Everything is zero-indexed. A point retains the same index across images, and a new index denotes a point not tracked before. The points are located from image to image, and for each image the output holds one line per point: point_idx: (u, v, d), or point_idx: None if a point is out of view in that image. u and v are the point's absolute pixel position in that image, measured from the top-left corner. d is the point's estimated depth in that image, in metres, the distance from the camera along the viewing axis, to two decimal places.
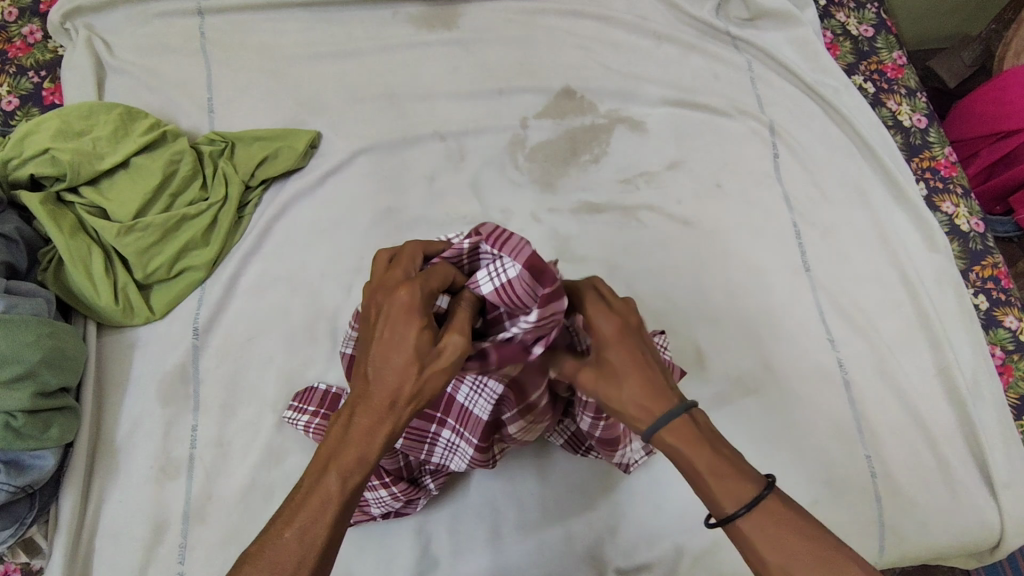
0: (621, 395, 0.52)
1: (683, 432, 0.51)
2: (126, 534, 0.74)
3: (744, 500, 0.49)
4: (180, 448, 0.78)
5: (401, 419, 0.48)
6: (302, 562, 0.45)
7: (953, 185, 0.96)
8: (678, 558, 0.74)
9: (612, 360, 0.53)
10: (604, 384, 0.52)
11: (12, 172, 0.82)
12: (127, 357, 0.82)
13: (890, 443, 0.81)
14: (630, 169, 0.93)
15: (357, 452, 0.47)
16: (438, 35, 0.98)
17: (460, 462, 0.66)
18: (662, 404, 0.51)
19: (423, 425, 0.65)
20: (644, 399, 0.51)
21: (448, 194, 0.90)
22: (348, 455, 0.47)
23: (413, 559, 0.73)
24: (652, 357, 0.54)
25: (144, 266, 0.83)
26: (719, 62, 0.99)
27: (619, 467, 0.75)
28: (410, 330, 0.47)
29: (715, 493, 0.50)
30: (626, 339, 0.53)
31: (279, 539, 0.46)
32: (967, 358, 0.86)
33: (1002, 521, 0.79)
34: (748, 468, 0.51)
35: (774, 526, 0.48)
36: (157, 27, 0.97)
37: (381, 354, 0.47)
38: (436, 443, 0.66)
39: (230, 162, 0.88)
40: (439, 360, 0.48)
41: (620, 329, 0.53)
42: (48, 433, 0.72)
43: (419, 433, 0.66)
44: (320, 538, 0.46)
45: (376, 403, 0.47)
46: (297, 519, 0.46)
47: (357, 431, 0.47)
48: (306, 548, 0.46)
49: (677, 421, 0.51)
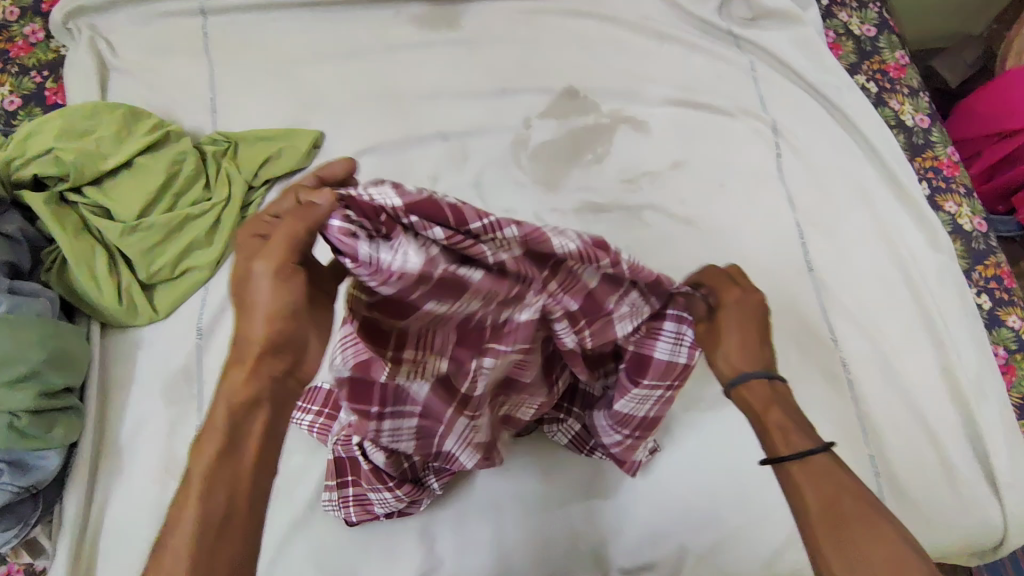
0: (717, 357, 0.51)
1: (763, 396, 0.50)
2: (129, 534, 0.74)
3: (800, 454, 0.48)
4: (184, 448, 0.78)
5: (240, 372, 0.39)
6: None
7: (955, 184, 0.96)
8: (682, 558, 0.74)
9: (724, 325, 0.50)
10: (710, 345, 0.51)
11: (15, 172, 0.82)
12: (131, 357, 0.82)
13: (893, 442, 0.81)
14: (633, 169, 0.93)
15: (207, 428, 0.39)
16: (441, 35, 0.98)
17: (465, 466, 0.65)
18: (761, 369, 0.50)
19: (429, 443, 0.60)
20: (736, 364, 0.50)
21: (452, 194, 0.90)
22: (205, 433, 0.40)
23: (418, 559, 0.73)
24: (767, 329, 0.51)
25: (147, 266, 0.83)
26: (722, 62, 0.99)
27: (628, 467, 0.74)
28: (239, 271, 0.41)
29: (773, 443, 0.49)
30: (746, 307, 0.50)
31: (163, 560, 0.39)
32: (971, 358, 0.86)
33: (1004, 520, 0.79)
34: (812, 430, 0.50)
35: (823, 481, 0.47)
36: (160, 27, 0.97)
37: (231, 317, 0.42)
38: (443, 458, 0.62)
39: (233, 162, 0.88)
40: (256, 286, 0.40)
41: (736, 299, 0.50)
42: (51, 434, 0.72)
43: (425, 450, 0.61)
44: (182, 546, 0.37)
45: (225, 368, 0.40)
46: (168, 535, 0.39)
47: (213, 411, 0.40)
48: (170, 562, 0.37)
49: (764, 388, 0.50)
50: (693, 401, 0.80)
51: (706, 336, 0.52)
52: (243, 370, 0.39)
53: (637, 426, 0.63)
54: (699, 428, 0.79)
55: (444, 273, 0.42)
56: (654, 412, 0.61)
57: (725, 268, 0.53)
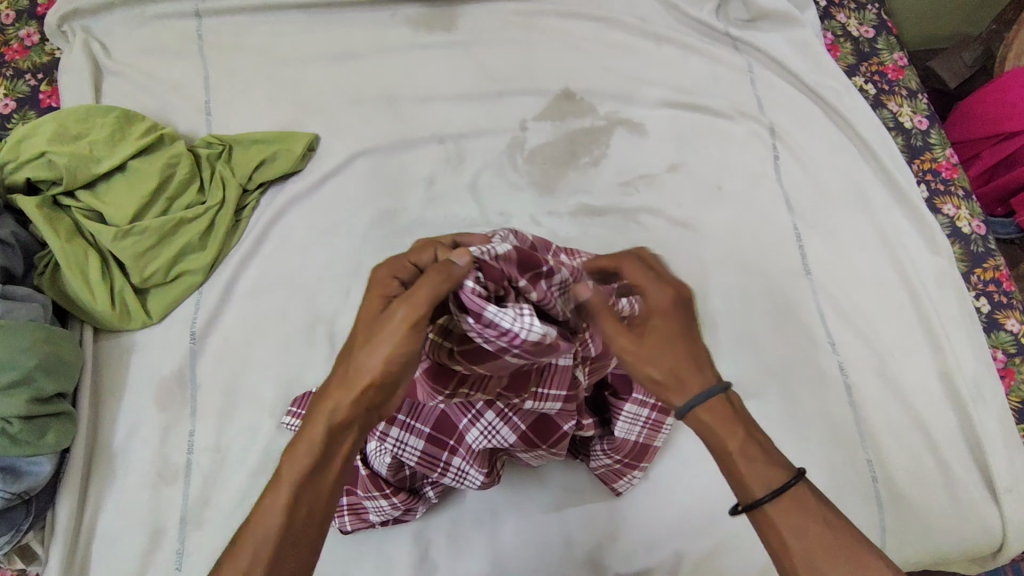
0: (652, 370, 0.52)
1: (716, 414, 0.52)
2: (123, 539, 0.74)
3: (772, 488, 0.51)
4: (177, 453, 0.77)
5: (344, 400, 0.50)
6: (255, 554, 0.49)
7: (953, 187, 0.96)
8: (678, 564, 0.74)
9: (653, 335, 0.53)
10: (644, 354, 0.52)
11: (8, 176, 0.82)
12: (125, 362, 0.81)
13: (891, 447, 0.81)
14: (629, 171, 0.92)
15: (305, 436, 0.51)
16: (436, 37, 0.98)
17: (471, 483, 0.67)
18: (703, 381, 0.52)
19: (434, 452, 0.65)
20: (676, 374, 0.52)
21: (447, 197, 0.90)
22: (302, 439, 0.51)
23: (412, 565, 0.73)
24: (696, 333, 0.54)
25: (140, 270, 0.82)
26: (719, 64, 0.99)
27: (617, 490, 0.75)
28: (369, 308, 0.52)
29: (740, 478, 0.52)
30: (672, 313, 0.54)
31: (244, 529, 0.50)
32: (969, 362, 0.85)
33: (1003, 525, 0.78)
34: (781, 458, 0.52)
35: (800, 515, 0.50)
36: (155, 29, 0.96)
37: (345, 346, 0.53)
38: (447, 471, 0.66)
39: (227, 166, 0.87)
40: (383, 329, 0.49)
41: (666, 308, 0.54)
42: (44, 439, 0.71)
43: (430, 461, 0.66)
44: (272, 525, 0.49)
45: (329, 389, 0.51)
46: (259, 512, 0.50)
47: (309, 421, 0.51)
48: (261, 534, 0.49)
49: (717, 397, 0.52)
50: None
51: (639, 348, 0.52)
52: (348, 395, 0.50)
53: (630, 454, 0.71)
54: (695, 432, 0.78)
55: (549, 343, 0.51)
56: (645, 438, 0.70)
57: (647, 259, 0.56)
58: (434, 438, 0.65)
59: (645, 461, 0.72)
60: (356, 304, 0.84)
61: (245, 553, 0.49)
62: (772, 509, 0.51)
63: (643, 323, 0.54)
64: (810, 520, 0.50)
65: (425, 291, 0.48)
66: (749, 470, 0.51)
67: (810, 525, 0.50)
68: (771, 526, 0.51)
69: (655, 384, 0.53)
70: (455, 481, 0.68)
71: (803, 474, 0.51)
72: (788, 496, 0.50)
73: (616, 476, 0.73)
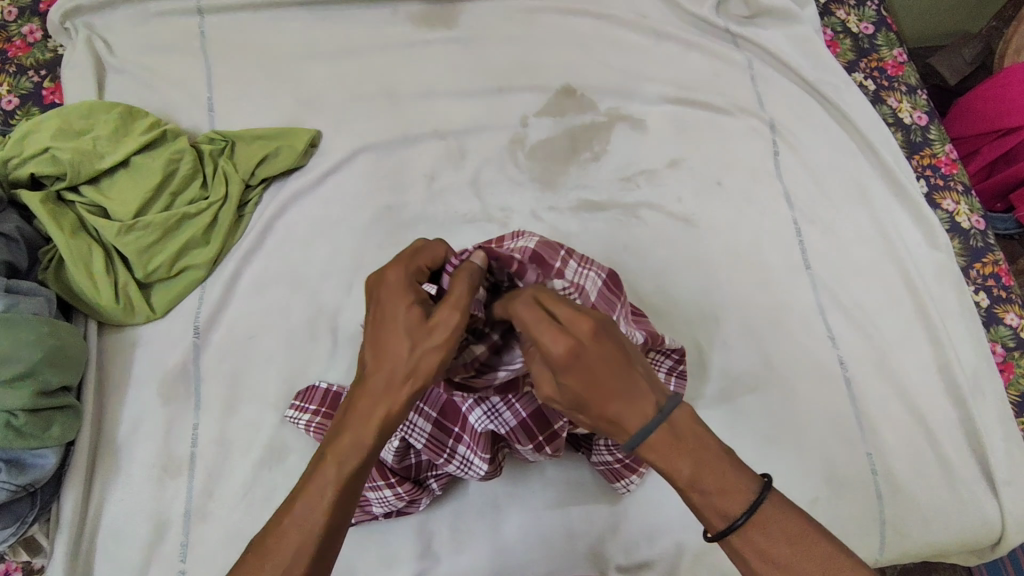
0: (578, 417, 0.50)
1: (657, 452, 0.49)
2: (128, 532, 0.75)
3: (736, 512, 0.50)
4: (181, 447, 0.78)
5: (390, 394, 0.51)
6: (301, 548, 0.49)
7: (953, 182, 0.96)
8: (679, 556, 0.74)
9: (564, 388, 0.48)
10: (566, 405, 0.50)
11: (12, 172, 0.82)
12: (129, 357, 0.82)
13: (890, 439, 0.81)
14: (630, 167, 0.93)
15: (352, 438, 0.51)
16: (437, 33, 0.98)
17: (474, 474, 0.68)
18: (637, 421, 0.48)
19: (440, 437, 0.66)
20: (604, 423, 0.49)
21: (448, 192, 0.90)
22: (346, 441, 0.51)
23: (414, 557, 0.73)
24: (608, 378, 0.47)
25: (144, 265, 0.83)
26: (719, 60, 0.99)
27: (619, 489, 0.75)
28: (400, 307, 0.52)
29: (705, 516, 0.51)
30: (572, 365, 0.47)
31: (281, 524, 0.50)
32: (968, 356, 0.86)
33: (1002, 518, 0.79)
34: (729, 482, 0.50)
35: (760, 539, 0.50)
36: (157, 26, 0.97)
37: (376, 342, 0.52)
38: (452, 459, 0.67)
39: (230, 161, 0.88)
40: (435, 335, 0.51)
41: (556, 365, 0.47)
42: (49, 432, 0.72)
43: (436, 448, 0.66)
44: (318, 524, 0.50)
45: (374, 392, 0.51)
46: (298, 507, 0.50)
47: (352, 425, 0.51)
48: (306, 532, 0.50)
49: (658, 432, 0.48)
50: None
51: (558, 400, 0.50)
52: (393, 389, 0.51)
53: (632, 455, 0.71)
54: None
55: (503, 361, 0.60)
56: None
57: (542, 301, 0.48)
58: (440, 423, 0.66)
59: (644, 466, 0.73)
60: (358, 299, 0.85)
61: (289, 546, 0.49)
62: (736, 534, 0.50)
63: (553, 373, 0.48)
64: (770, 541, 0.50)
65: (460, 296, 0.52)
66: (705, 502, 0.50)
67: (771, 549, 0.50)
68: (737, 550, 0.51)
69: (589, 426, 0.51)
70: (461, 471, 0.68)
71: (760, 488, 0.50)
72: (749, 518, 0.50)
73: (616, 475, 0.73)
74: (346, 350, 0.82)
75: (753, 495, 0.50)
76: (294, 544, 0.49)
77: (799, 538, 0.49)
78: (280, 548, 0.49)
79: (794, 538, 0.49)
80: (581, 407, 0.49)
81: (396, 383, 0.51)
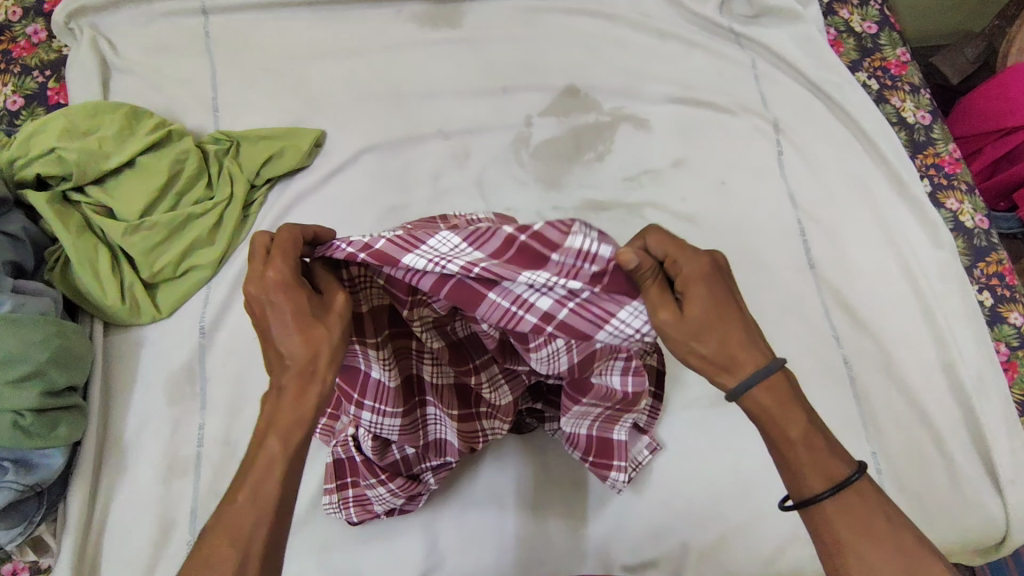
0: (698, 347, 0.50)
1: (764, 400, 0.51)
2: (134, 531, 0.75)
3: (831, 483, 0.51)
4: (187, 446, 0.78)
5: (296, 381, 0.49)
6: (261, 520, 0.47)
7: (956, 182, 0.96)
8: (684, 555, 0.74)
9: (695, 312, 0.49)
10: (684, 339, 0.50)
11: (18, 172, 0.82)
12: (134, 357, 0.82)
13: (895, 439, 0.81)
14: (634, 166, 0.93)
15: (287, 411, 0.49)
16: (441, 33, 0.98)
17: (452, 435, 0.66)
18: (751, 360, 0.50)
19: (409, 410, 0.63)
20: (726, 351, 0.50)
21: (453, 193, 0.90)
22: (283, 419, 0.49)
23: (421, 556, 0.73)
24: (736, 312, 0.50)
25: (150, 265, 0.83)
26: (723, 60, 0.99)
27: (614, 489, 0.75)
28: (287, 301, 0.49)
29: (803, 477, 0.51)
30: (711, 284, 0.49)
31: (234, 502, 0.48)
32: (973, 355, 0.86)
33: (1007, 517, 0.79)
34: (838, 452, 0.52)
35: (857, 513, 0.50)
36: (162, 27, 0.97)
37: (281, 339, 0.50)
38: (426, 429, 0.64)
39: (235, 162, 0.88)
40: (332, 319, 0.50)
41: (697, 278, 0.49)
42: (55, 432, 0.72)
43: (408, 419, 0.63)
44: (273, 492, 0.48)
45: (287, 376, 0.49)
46: (249, 482, 0.48)
47: (284, 402, 0.49)
48: (261, 502, 0.47)
49: (761, 391, 0.51)
50: (693, 399, 0.80)
51: (686, 333, 0.49)
52: (296, 370, 0.49)
53: (596, 447, 0.71)
54: (702, 426, 0.79)
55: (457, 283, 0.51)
56: (602, 432, 0.70)
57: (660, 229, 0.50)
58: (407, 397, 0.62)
59: (615, 459, 0.71)
60: None
61: (244, 523, 0.47)
62: (831, 506, 0.51)
63: (681, 298, 0.49)
64: (867, 518, 0.50)
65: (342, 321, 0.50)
66: (806, 461, 0.51)
67: (866, 523, 0.50)
68: (827, 520, 0.51)
69: (704, 363, 0.51)
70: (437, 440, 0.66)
71: (863, 469, 0.51)
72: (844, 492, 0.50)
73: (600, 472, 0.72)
74: None
75: (857, 470, 0.51)
76: (258, 514, 0.47)
77: (900, 530, 0.50)
78: (240, 521, 0.47)
79: (897, 528, 0.50)
80: (708, 335, 0.49)
81: (315, 371, 0.49)
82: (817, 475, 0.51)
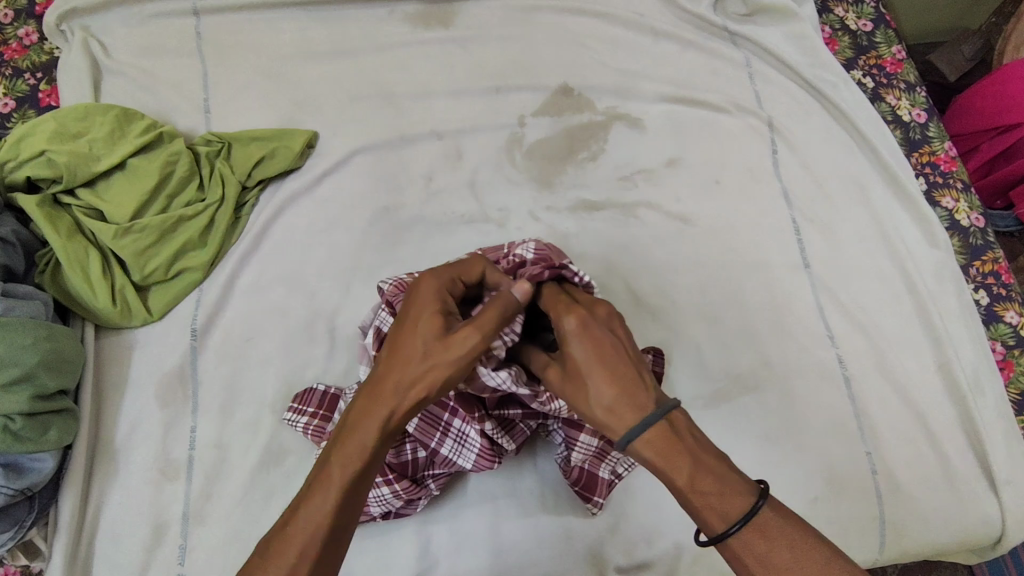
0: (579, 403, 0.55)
1: (656, 446, 0.52)
2: (127, 535, 0.75)
3: (737, 517, 0.51)
4: (179, 450, 0.78)
5: (387, 403, 0.52)
6: (304, 549, 0.50)
7: (952, 180, 0.96)
8: (678, 557, 0.74)
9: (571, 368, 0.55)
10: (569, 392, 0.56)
11: (9, 175, 0.82)
12: (125, 360, 0.81)
13: (890, 439, 0.81)
14: (628, 166, 0.93)
15: (359, 440, 0.52)
16: (435, 33, 0.98)
17: (468, 455, 0.68)
18: (636, 414, 0.52)
19: (437, 411, 0.66)
20: (612, 413, 0.53)
21: (446, 193, 0.90)
22: (350, 447, 0.52)
23: (413, 560, 0.73)
24: (610, 371, 0.54)
25: (141, 267, 0.82)
26: (717, 58, 0.99)
27: (592, 509, 0.74)
28: (416, 322, 0.54)
29: (712, 516, 0.51)
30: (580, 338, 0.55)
31: (287, 525, 0.51)
32: (968, 354, 0.85)
33: (1002, 517, 0.79)
34: (736, 480, 0.52)
35: (765, 546, 0.50)
36: (153, 28, 0.96)
37: (386, 357, 0.54)
38: (448, 433, 0.67)
39: (226, 163, 0.87)
40: (448, 351, 0.53)
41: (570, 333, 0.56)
42: (46, 436, 0.72)
43: (432, 419, 0.66)
44: (319, 526, 0.51)
45: (379, 401, 0.53)
46: (303, 508, 0.51)
47: (360, 425, 0.52)
48: (308, 534, 0.50)
49: (644, 438, 0.51)
50: (687, 401, 0.81)
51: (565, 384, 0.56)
52: (387, 396, 0.53)
53: (586, 477, 0.72)
54: None
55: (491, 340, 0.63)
56: (592, 467, 0.72)
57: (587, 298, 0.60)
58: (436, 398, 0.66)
59: (596, 495, 0.73)
60: (356, 300, 0.85)
61: (292, 550, 0.50)
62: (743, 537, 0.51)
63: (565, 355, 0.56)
64: (774, 548, 0.50)
65: (461, 352, 0.53)
66: (708, 498, 0.51)
67: (775, 556, 0.50)
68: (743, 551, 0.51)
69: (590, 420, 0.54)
70: (453, 455, 0.68)
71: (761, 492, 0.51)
72: (753, 524, 0.51)
73: (586, 492, 0.73)
74: (345, 352, 0.82)
75: (757, 495, 0.51)
76: (299, 540, 0.50)
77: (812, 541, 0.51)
78: (284, 551, 0.50)
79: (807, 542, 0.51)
80: (583, 389, 0.54)
81: (402, 394, 0.52)
82: (719, 511, 0.51)
